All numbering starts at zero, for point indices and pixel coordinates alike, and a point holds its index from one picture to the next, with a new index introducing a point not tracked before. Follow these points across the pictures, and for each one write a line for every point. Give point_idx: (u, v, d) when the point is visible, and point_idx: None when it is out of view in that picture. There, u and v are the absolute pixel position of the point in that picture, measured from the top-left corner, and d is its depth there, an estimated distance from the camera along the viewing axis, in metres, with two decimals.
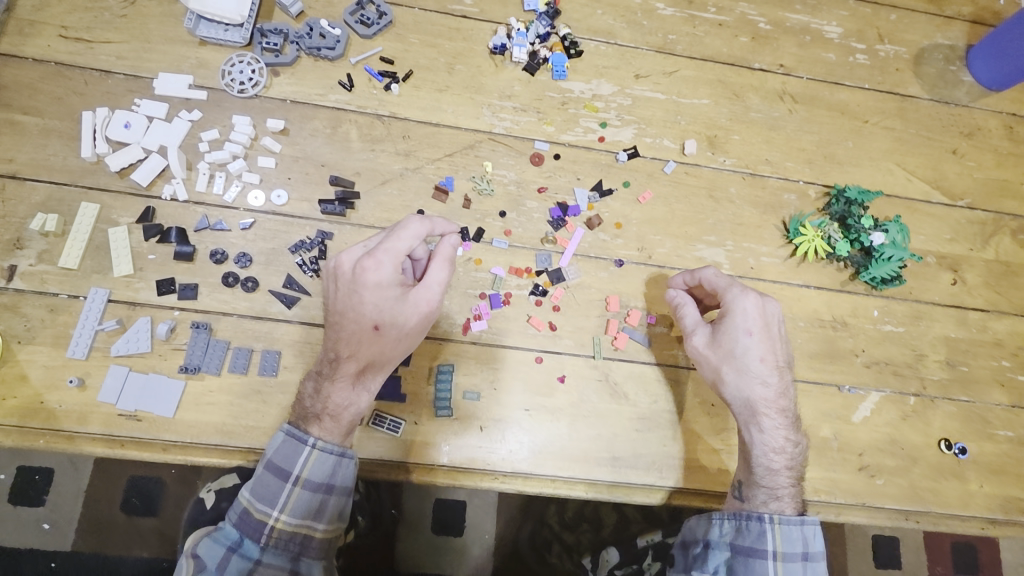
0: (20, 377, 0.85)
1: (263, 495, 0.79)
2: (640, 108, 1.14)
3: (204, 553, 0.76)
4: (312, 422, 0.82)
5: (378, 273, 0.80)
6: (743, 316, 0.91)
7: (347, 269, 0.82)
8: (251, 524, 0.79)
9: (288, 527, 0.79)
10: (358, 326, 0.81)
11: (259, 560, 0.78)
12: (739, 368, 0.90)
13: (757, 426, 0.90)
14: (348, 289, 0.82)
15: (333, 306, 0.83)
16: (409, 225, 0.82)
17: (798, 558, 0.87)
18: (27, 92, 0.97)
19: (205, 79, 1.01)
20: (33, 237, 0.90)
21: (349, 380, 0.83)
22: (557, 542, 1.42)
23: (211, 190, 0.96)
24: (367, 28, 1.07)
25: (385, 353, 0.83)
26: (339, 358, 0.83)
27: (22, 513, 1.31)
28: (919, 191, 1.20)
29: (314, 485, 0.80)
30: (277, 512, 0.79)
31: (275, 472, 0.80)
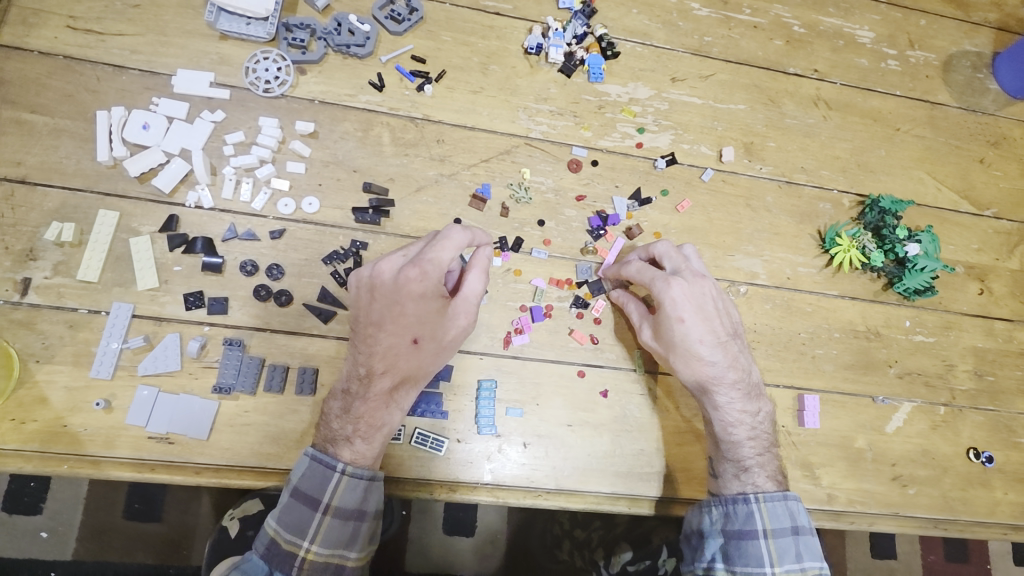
0: (40, 399, 0.80)
1: (292, 525, 0.75)
2: (677, 113, 1.11)
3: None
4: (343, 446, 0.78)
5: (422, 283, 0.76)
6: (674, 305, 0.87)
7: (382, 277, 0.77)
8: (281, 555, 0.75)
9: (320, 557, 0.75)
10: (395, 339, 0.78)
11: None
12: (684, 356, 0.87)
13: (711, 405, 0.88)
14: (386, 299, 0.77)
15: (364, 318, 0.79)
16: (455, 234, 0.78)
17: (789, 534, 0.83)
18: (32, 87, 0.89)
19: (228, 77, 0.95)
20: (47, 248, 0.84)
21: (382, 398, 0.79)
22: (567, 538, 1.36)
23: (238, 197, 0.91)
24: (398, 24, 1.01)
25: (422, 367, 0.81)
26: (370, 373, 0.79)
27: (17, 522, 1.24)
28: (948, 201, 1.20)
29: (346, 513, 0.76)
30: (308, 542, 0.75)
31: (304, 500, 0.75)
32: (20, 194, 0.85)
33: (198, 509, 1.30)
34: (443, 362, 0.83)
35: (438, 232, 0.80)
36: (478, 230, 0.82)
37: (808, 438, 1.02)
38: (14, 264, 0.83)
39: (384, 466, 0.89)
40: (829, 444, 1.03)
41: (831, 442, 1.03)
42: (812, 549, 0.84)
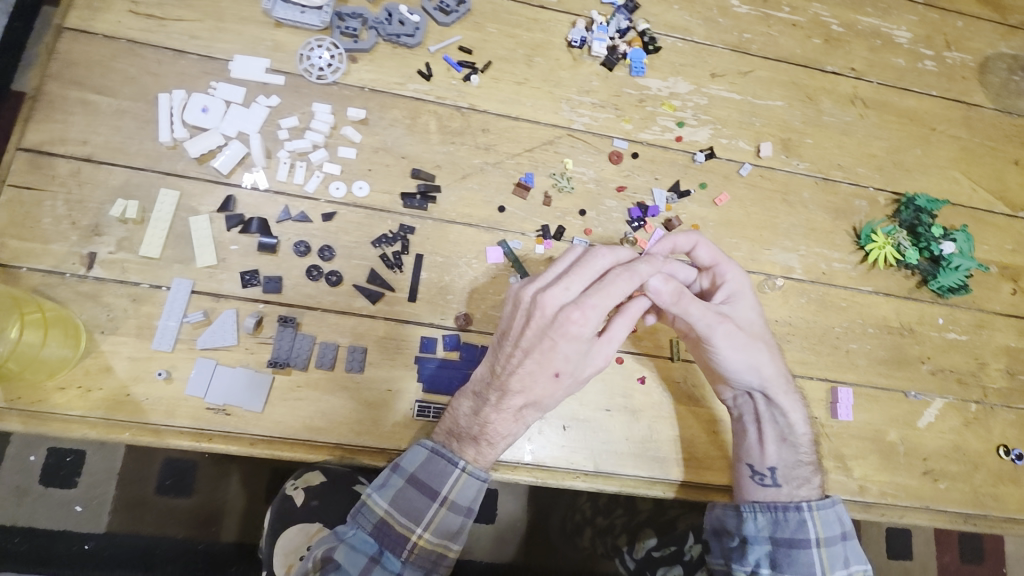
0: (105, 368, 0.83)
1: (407, 508, 0.77)
2: (716, 108, 1.13)
3: (344, 560, 0.73)
4: (468, 445, 0.80)
5: (582, 325, 0.75)
6: (749, 296, 0.89)
7: (543, 307, 0.75)
8: (392, 536, 0.76)
9: (429, 545, 0.76)
10: (539, 367, 0.76)
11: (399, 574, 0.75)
12: (770, 349, 0.87)
13: (793, 400, 0.88)
14: (545, 331, 0.75)
15: (517, 338, 0.77)
16: (621, 283, 0.76)
17: (838, 540, 0.85)
18: (98, 69, 0.92)
19: (283, 64, 0.97)
20: (112, 224, 0.87)
21: (513, 413, 0.79)
22: (589, 525, 1.37)
23: (292, 179, 0.94)
24: (446, 15, 1.03)
25: (552, 397, 0.79)
26: (508, 391, 0.78)
27: (53, 494, 1.27)
28: (983, 201, 1.21)
29: (461, 508, 0.78)
30: (421, 528, 0.76)
31: (421, 487, 0.78)
32: (86, 171, 0.88)
33: (227, 485, 1.33)
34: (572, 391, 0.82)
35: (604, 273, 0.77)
36: (644, 272, 0.78)
37: (840, 430, 1.04)
38: (80, 239, 0.86)
39: None
40: (861, 436, 1.04)
41: (863, 435, 1.04)
42: (856, 553, 0.86)
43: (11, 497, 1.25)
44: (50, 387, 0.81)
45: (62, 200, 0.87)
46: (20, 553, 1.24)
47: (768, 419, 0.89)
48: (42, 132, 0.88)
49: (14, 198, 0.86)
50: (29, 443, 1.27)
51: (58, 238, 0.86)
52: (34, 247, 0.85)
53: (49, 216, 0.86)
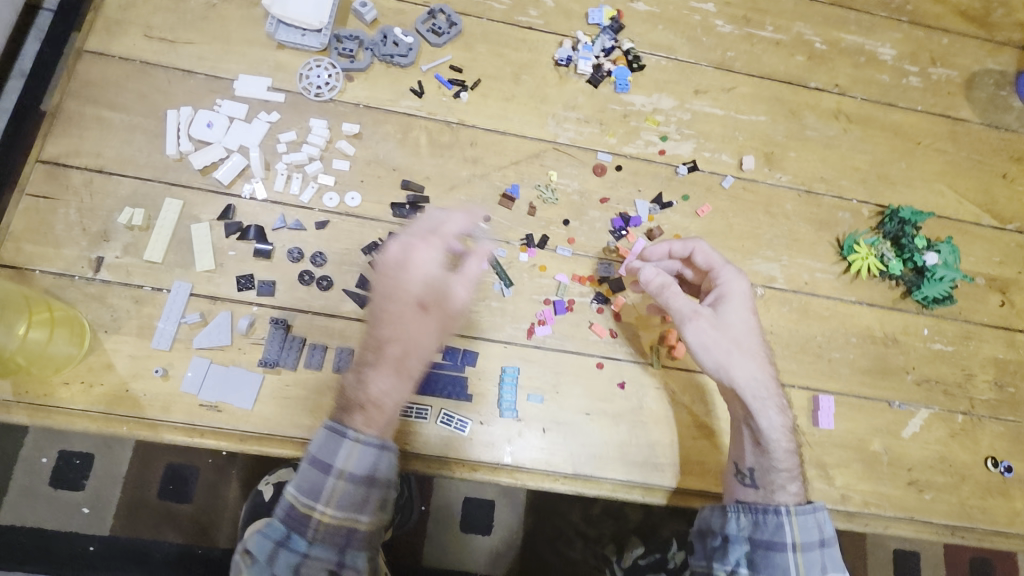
0: (107, 365, 0.88)
1: (307, 487, 0.76)
2: (699, 123, 1.16)
3: (254, 545, 0.74)
4: (356, 413, 0.79)
5: (424, 257, 0.85)
6: (738, 300, 0.89)
7: (390, 254, 0.86)
8: (296, 517, 0.75)
9: (334, 520, 0.75)
10: (403, 303, 0.83)
11: (307, 551, 0.74)
12: (744, 352, 0.87)
13: (768, 408, 0.86)
14: (397, 271, 0.85)
15: (378, 292, 0.85)
16: (446, 221, 0.87)
17: (816, 547, 0.84)
18: (113, 88, 0.99)
19: (284, 82, 1.04)
20: (119, 230, 0.93)
21: (392, 365, 0.81)
22: (580, 537, 1.42)
23: (289, 190, 0.99)
24: (438, 37, 1.09)
25: (425, 335, 0.83)
26: (385, 338, 0.82)
27: (61, 497, 1.31)
28: (970, 214, 1.22)
29: (358, 477, 0.76)
30: (322, 505, 0.75)
31: (317, 464, 0.76)
32: (97, 182, 0.95)
33: (225, 491, 1.36)
34: (446, 331, 0.85)
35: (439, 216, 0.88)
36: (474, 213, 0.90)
37: (822, 438, 1.04)
38: (89, 244, 0.92)
39: (411, 444, 0.95)
40: (844, 445, 1.05)
41: (846, 444, 1.05)
42: (836, 560, 0.84)
43: (20, 498, 1.30)
44: (56, 381, 0.87)
45: (75, 208, 0.93)
46: (27, 551, 1.29)
47: (741, 421, 0.89)
48: (59, 146, 0.95)
49: (31, 206, 0.92)
50: (39, 446, 1.32)
51: (70, 243, 0.92)
52: (48, 252, 0.91)
53: (62, 223, 0.92)
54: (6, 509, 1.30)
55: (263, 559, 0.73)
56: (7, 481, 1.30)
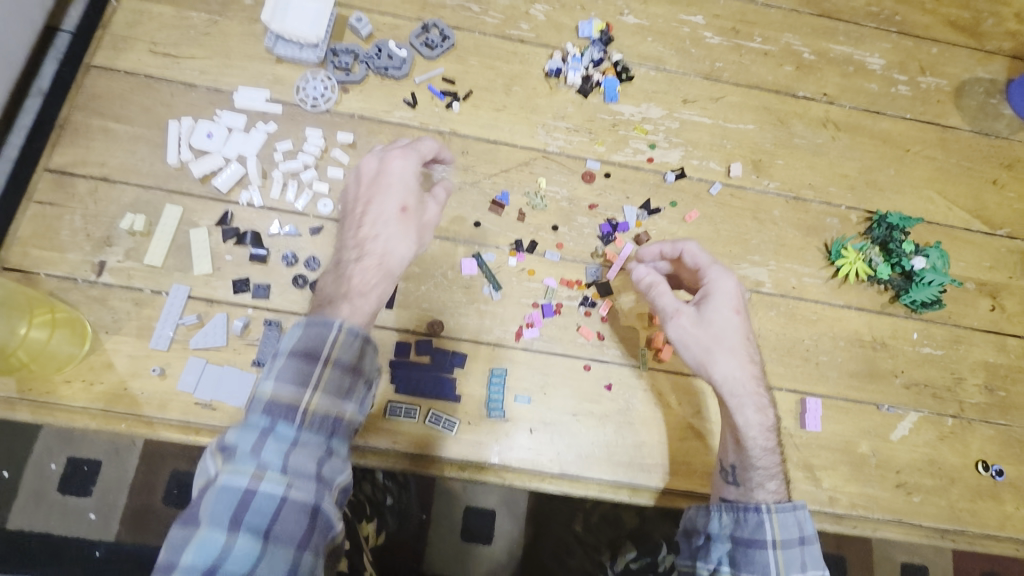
0: (107, 364, 0.92)
1: (291, 376, 0.70)
2: (688, 131, 1.18)
3: (233, 439, 0.68)
4: (339, 303, 0.78)
5: (404, 167, 0.87)
6: (725, 298, 0.91)
7: (370, 166, 0.88)
8: (280, 407, 0.69)
9: (323, 407, 0.70)
10: (383, 208, 0.85)
11: (297, 434, 0.68)
12: (728, 349, 0.89)
13: (747, 406, 0.89)
14: (374, 180, 0.87)
15: (357, 203, 0.87)
16: (426, 141, 0.90)
17: (796, 545, 0.85)
18: (118, 101, 1.04)
19: (281, 95, 1.08)
20: (121, 236, 0.97)
21: (374, 261, 0.82)
22: (579, 546, 1.41)
23: (284, 197, 1.02)
24: (431, 50, 1.13)
25: (404, 236, 0.84)
26: (364, 242, 0.84)
27: (69, 502, 1.32)
28: (959, 219, 1.23)
29: (345, 364, 0.73)
30: (309, 392, 0.70)
31: (302, 354, 0.72)
32: (102, 190, 0.99)
33: None
34: (421, 241, 0.86)
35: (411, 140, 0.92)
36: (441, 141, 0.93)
37: (809, 441, 1.06)
38: (93, 249, 0.96)
39: (401, 443, 0.97)
40: (831, 447, 1.07)
41: (833, 446, 1.07)
42: (816, 558, 0.86)
43: (29, 502, 1.31)
44: (58, 380, 0.90)
45: (80, 214, 0.97)
46: (34, 557, 1.29)
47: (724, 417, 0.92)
48: (67, 155, 1.00)
49: (38, 213, 0.96)
50: (50, 451, 1.33)
51: (74, 248, 0.96)
52: (53, 257, 0.95)
53: (68, 229, 0.96)
54: (15, 514, 1.30)
55: (248, 453, 0.66)
56: (16, 484, 1.31)
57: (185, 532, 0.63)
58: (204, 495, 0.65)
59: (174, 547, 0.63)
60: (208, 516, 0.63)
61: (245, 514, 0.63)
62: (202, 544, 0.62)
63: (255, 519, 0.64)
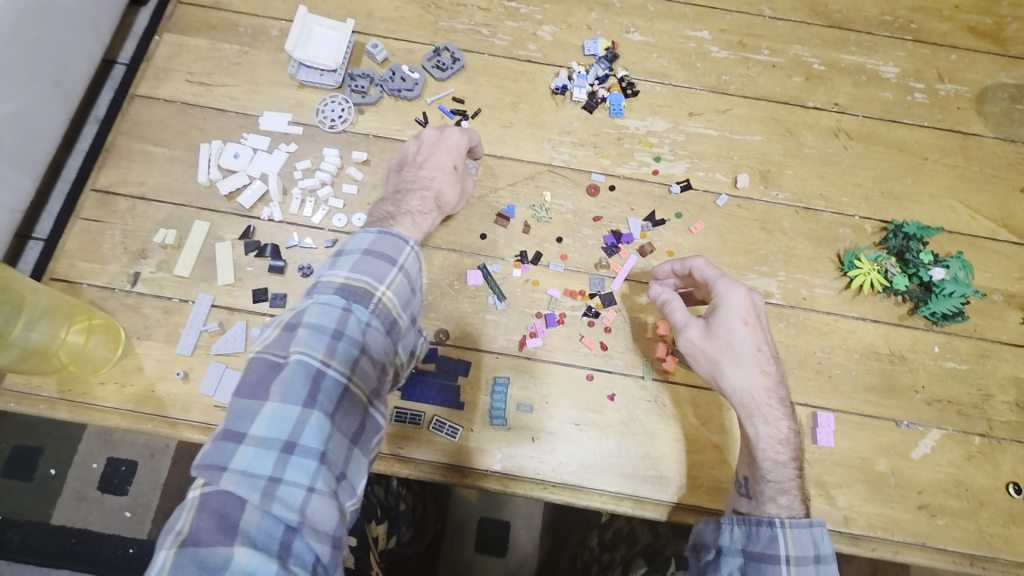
0: (137, 367, 0.99)
1: (369, 271, 0.80)
2: (694, 144, 1.19)
3: (313, 318, 0.75)
4: (403, 218, 0.94)
5: (462, 135, 1.04)
6: (734, 309, 0.93)
7: (431, 132, 1.03)
8: (357, 292, 0.78)
9: (390, 304, 0.81)
10: (442, 161, 1.01)
11: (369, 325, 0.78)
12: (737, 359, 0.91)
13: (759, 417, 0.90)
14: (437, 141, 1.03)
15: (416, 154, 1.02)
16: (476, 133, 1.08)
17: (810, 562, 0.85)
18: (157, 126, 1.13)
19: (302, 117, 1.15)
20: (155, 249, 1.06)
21: (427, 199, 0.98)
22: (595, 564, 1.32)
23: (302, 212, 1.09)
24: (442, 72, 1.19)
25: (453, 188, 1.01)
26: (422, 183, 1.00)
27: (107, 501, 1.41)
28: (984, 229, 1.18)
29: (412, 276, 0.84)
30: (384, 288, 0.80)
31: (379, 256, 0.82)
32: (139, 208, 1.08)
33: None
34: (458, 198, 1.05)
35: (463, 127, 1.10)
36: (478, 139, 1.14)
37: (822, 456, 1.04)
38: (130, 261, 1.05)
39: (406, 448, 1.01)
40: (846, 464, 1.04)
41: (848, 463, 1.04)
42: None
43: (72, 501, 1.40)
44: (94, 381, 0.98)
45: (119, 229, 1.07)
46: (75, 551, 1.38)
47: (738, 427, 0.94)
48: (110, 176, 1.10)
49: (84, 228, 1.06)
50: (91, 452, 1.43)
51: (114, 260, 1.05)
52: (95, 267, 1.04)
53: (108, 243, 1.06)
54: (59, 512, 1.39)
55: (331, 325, 0.75)
56: (61, 484, 1.40)
57: (258, 403, 0.70)
58: (279, 370, 0.72)
59: (246, 416, 0.69)
60: (285, 389, 0.70)
61: (319, 394, 0.71)
62: (275, 416, 0.69)
63: (326, 400, 0.71)
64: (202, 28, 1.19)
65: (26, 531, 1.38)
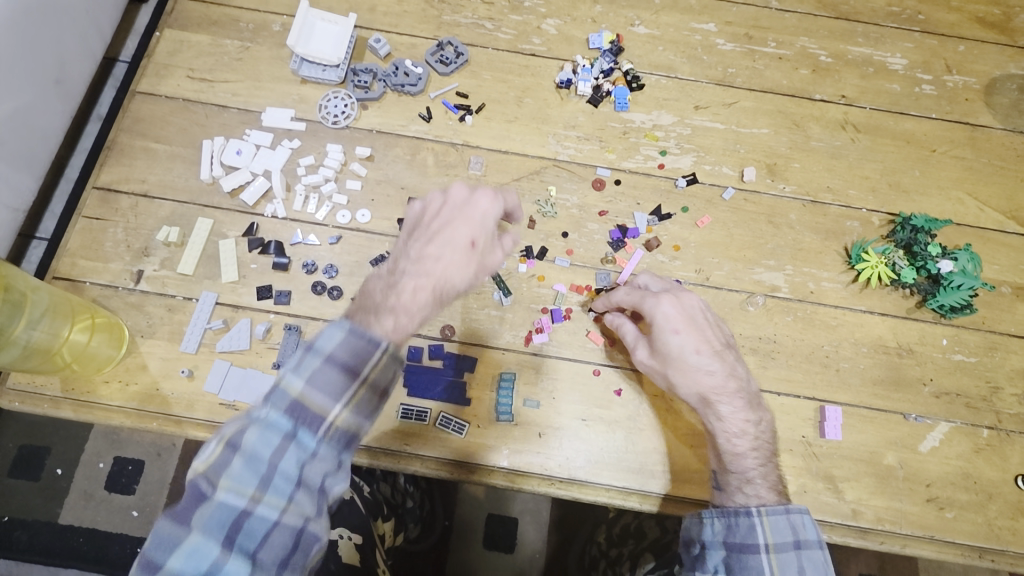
0: (142, 366, 0.99)
1: (324, 386, 0.71)
2: (700, 137, 1.18)
3: (251, 444, 0.68)
4: (383, 316, 0.75)
5: (491, 206, 0.83)
6: (664, 321, 0.92)
7: (460, 190, 0.84)
8: (308, 414, 0.70)
9: (347, 424, 0.72)
10: (457, 236, 0.80)
11: (315, 453, 0.70)
12: (680, 369, 0.92)
13: (714, 416, 0.92)
14: (459, 209, 0.82)
15: (432, 219, 0.82)
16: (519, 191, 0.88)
17: (791, 548, 0.84)
18: (158, 123, 1.12)
19: (305, 113, 1.14)
20: (158, 247, 1.05)
21: (426, 287, 0.78)
22: (603, 559, 1.35)
23: (306, 208, 1.08)
24: (446, 66, 1.17)
25: (467, 270, 0.80)
26: (424, 262, 0.79)
27: (114, 500, 1.41)
28: (992, 221, 1.17)
29: (377, 387, 0.74)
30: (339, 408, 0.71)
31: (341, 366, 0.72)
32: (142, 205, 1.07)
33: None
34: (480, 279, 0.83)
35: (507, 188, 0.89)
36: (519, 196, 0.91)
37: (830, 450, 1.03)
38: (133, 259, 1.04)
39: (412, 445, 1.00)
40: (854, 458, 1.03)
41: (857, 457, 1.03)
42: (815, 563, 0.84)
43: (79, 501, 1.40)
44: (98, 380, 0.98)
45: (122, 227, 1.06)
46: (82, 551, 1.37)
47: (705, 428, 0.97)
48: (112, 174, 1.09)
49: (86, 226, 1.05)
50: (98, 452, 1.42)
51: (117, 258, 1.04)
52: (97, 266, 1.04)
53: (111, 241, 1.05)
54: (66, 511, 1.39)
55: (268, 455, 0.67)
56: (68, 484, 1.40)
57: (179, 534, 0.64)
58: (205, 500, 0.66)
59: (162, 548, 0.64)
60: (208, 525, 0.65)
61: (240, 534, 0.66)
62: (194, 551, 0.64)
63: (247, 540, 0.66)
64: (203, 24, 1.18)
65: (34, 531, 1.38)
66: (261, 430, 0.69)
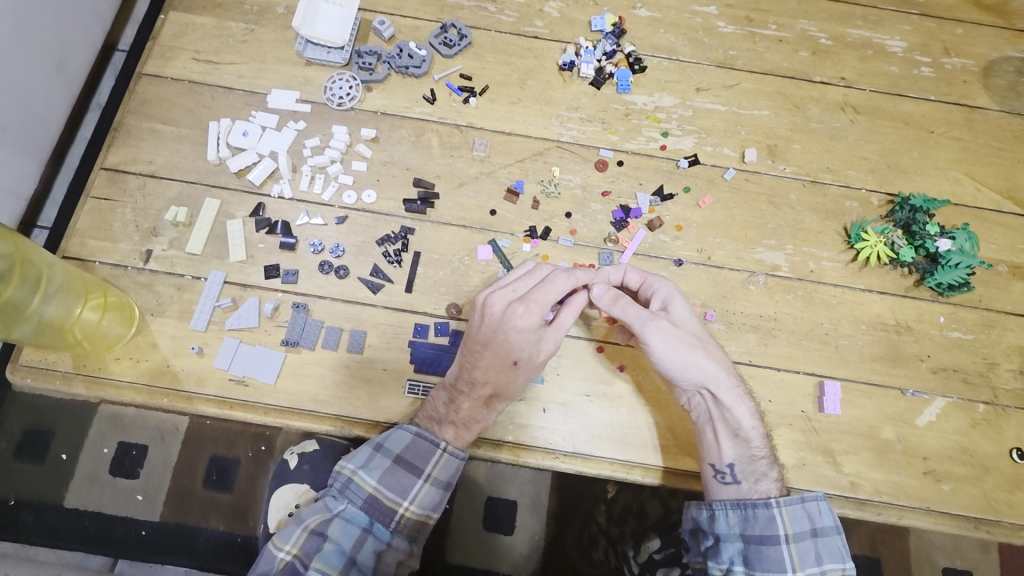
0: (152, 344, 1.00)
1: (397, 486, 0.95)
2: (701, 119, 1.20)
3: (338, 534, 0.91)
4: (447, 428, 0.97)
5: (525, 325, 0.91)
6: (677, 302, 0.99)
7: (496, 310, 0.92)
8: (382, 509, 0.94)
9: (415, 515, 0.95)
10: (498, 356, 0.93)
11: (389, 542, 0.94)
12: (703, 347, 0.96)
13: (734, 395, 0.96)
14: (496, 327, 0.92)
15: (476, 338, 0.94)
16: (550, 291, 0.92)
17: (808, 536, 0.93)
18: (165, 105, 1.13)
19: (310, 95, 1.15)
20: (166, 227, 1.06)
21: (482, 401, 0.96)
22: (602, 537, 1.43)
23: (312, 189, 1.10)
24: (449, 48, 1.18)
25: (513, 381, 0.96)
26: (475, 383, 0.95)
27: (119, 484, 1.42)
28: (989, 201, 1.19)
29: (440, 482, 0.97)
30: (408, 502, 0.95)
31: (408, 467, 0.96)
32: (150, 186, 1.08)
33: (264, 481, 1.44)
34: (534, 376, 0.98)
35: (542, 280, 0.94)
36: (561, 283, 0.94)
37: (830, 425, 1.05)
38: (141, 239, 1.06)
39: None
40: (853, 432, 1.05)
41: (855, 431, 1.05)
42: (831, 549, 0.93)
43: (83, 484, 1.41)
44: (109, 357, 0.99)
45: (130, 208, 1.07)
46: (89, 534, 1.39)
47: (717, 416, 0.96)
48: (120, 155, 1.10)
49: (94, 206, 1.07)
50: (102, 436, 1.44)
51: (125, 238, 1.05)
52: (106, 246, 1.05)
53: (119, 221, 1.06)
54: (71, 495, 1.40)
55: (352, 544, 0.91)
56: (73, 467, 1.42)
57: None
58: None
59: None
60: None
61: None
62: None
63: None
64: (208, 6, 1.18)
65: (40, 514, 1.39)
66: (346, 523, 0.93)
